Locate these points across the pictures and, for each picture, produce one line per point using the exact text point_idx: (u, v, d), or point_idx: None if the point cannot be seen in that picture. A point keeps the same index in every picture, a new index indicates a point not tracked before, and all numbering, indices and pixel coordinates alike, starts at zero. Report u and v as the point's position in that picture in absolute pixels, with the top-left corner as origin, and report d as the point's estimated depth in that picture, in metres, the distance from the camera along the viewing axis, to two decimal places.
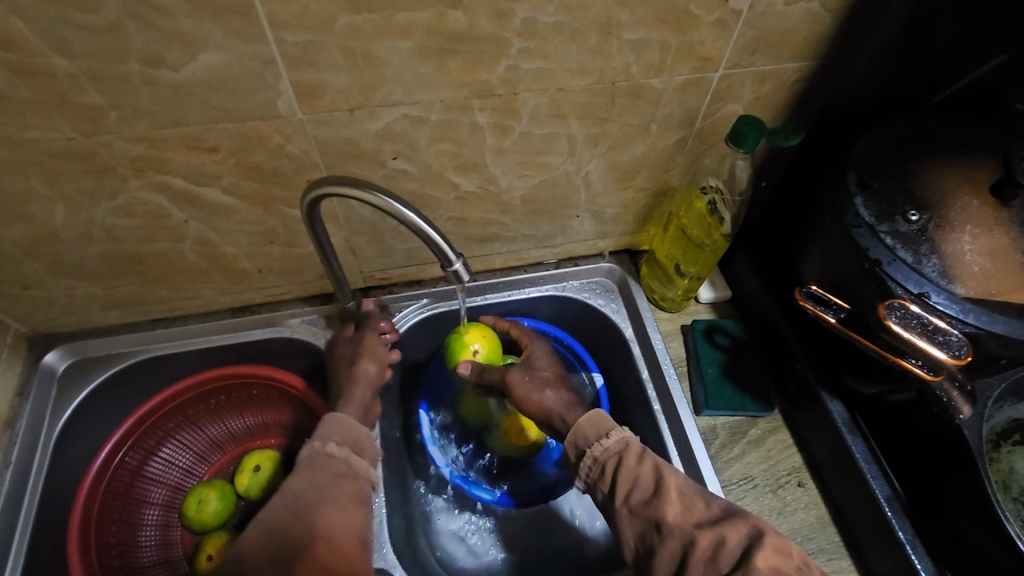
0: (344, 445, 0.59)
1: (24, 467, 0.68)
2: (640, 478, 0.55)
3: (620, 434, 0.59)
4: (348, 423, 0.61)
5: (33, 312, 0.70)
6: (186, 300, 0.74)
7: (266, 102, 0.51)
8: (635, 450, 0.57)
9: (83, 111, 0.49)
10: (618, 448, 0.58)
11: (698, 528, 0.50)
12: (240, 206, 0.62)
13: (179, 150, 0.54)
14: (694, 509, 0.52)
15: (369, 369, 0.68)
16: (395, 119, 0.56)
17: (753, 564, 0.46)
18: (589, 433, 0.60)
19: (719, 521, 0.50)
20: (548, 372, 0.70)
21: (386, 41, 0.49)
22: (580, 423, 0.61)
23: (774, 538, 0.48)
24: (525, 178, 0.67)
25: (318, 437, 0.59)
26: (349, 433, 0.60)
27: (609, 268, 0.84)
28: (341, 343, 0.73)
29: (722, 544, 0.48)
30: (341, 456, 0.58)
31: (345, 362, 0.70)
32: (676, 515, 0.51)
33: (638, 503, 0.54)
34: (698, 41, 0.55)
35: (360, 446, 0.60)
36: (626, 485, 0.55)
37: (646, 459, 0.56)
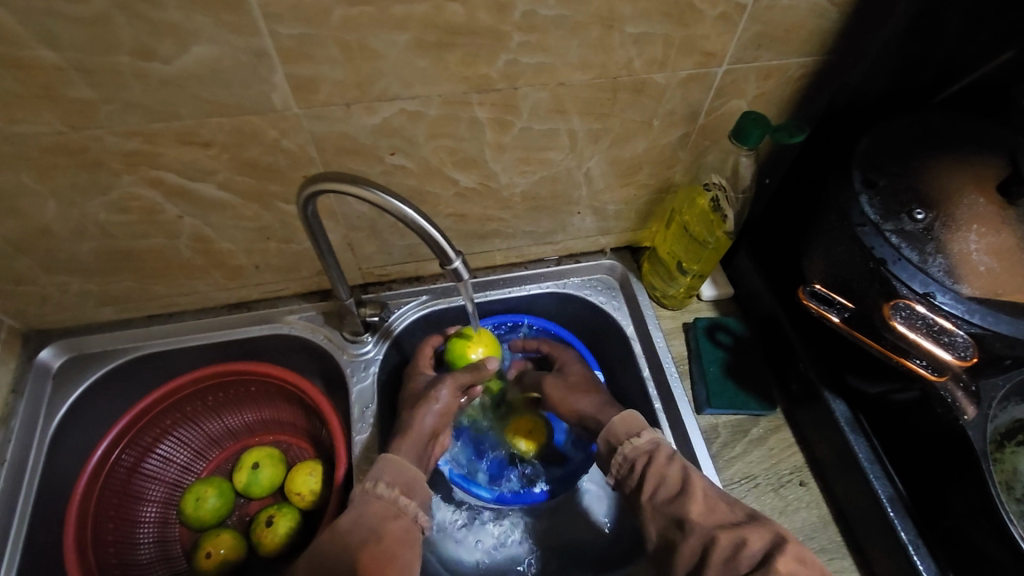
0: (394, 486, 0.59)
1: (19, 464, 0.68)
2: (666, 476, 0.56)
3: (653, 434, 0.61)
4: (400, 463, 0.61)
5: (27, 308, 0.70)
6: (182, 296, 0.74)
7: (260, 95, 0.50)
8: (665, 450, 0.58)
9: (73, 104, 0.48)
10: (649, 447, 0.59)
11: (719, 527, 0.51)
12: (236, 202, 0.61)
13: (172, 145, 0.53)
14: (716, 510, 0.53)
15: (431, 412, 0.67)
16: (392, 114, 0.55)
17: (772, 567, 0.47)
18: (621, 432, 0.62)
19: (740, 524, 0.51)
20: (580, 377, 0.72)
21: (382, 34, 0.47)
22: (613, 422, 0.63)
23: (796, 543, 0.49)
24: (526, 174, 0.66)
25: (371, 477, 0.59)
26: (401, 474, 0.60)
27: (611, 264, 0.83)
28: (418, 379, 0.73)
29: (740, 546, 0.49)
30: (390, 497, 0.58)
31: (414, 398, 0.70)
32: (699, 514, 0.53)
33: (662, 501, 0.55)
34: (701, 36, 0.54)
35: (410, 486, 0.60)
36: (653, 483, 0.56)
37: (676, 460, 0.57)
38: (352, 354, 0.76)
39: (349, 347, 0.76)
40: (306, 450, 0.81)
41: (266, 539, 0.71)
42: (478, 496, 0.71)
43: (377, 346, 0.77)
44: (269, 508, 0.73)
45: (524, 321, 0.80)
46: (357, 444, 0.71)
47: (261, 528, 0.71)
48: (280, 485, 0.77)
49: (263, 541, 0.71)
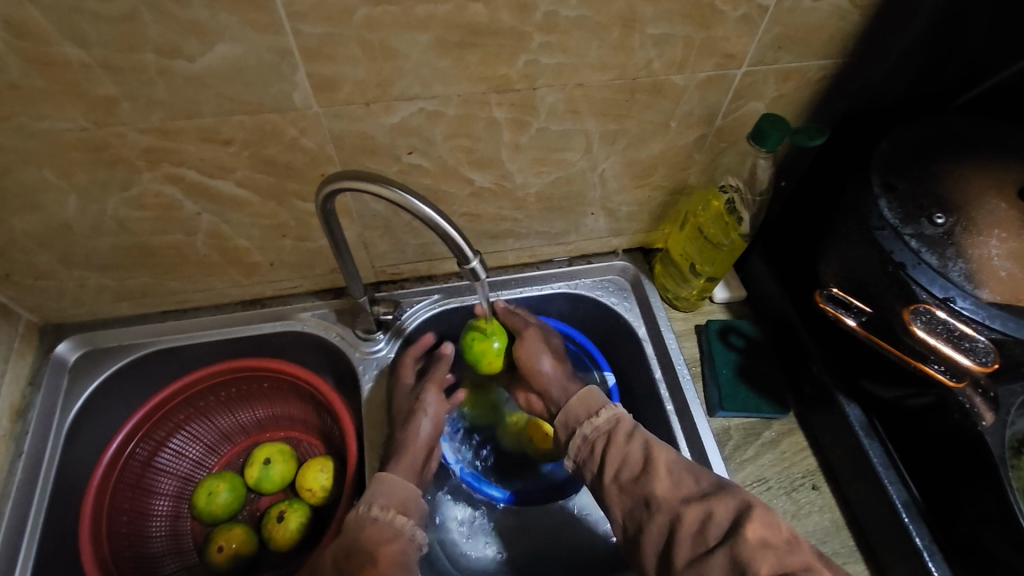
0: (389, 507, 0.59)
1: (36, 457, 0.68)
2: (628, 454, 0.58)
3: (610, 412, 0.62)
4: (393, 482, 0.61)
5: (45, 302, 0.70)
6: (197, 293, 0.74)
7: (282, 94, 0.51)
8: (624, 428, 0.60)
9: (96, 101, 0.48)
10: (608, 426, 0.61)
11: (685, 503, 0.52)
12: (253, 200, 0.61)
13: (193, 142, 0.53)
14: (683, 485, 0.54)
15: (423, 426, 0.67)
16: (411, 114, 0.55)
17: (741, 535, 0.48)
18: (579, 413, 0.63)
19: (707, 495, 0.52)
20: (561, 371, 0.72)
21: (405, 34, 0.48)
22: (570, 403, 0.65)
23: (762, 511, 0.49)
24: (541, 175, 0.66)
25: (366, 499, 0.59)
26: (395, 494, 0.60)
27: (623, 265, 0.83)
28: (398, 391, 0.72)
29: (708, 519, 0.50)
30: (386, 519, 0.58)
31: (403, 416, 0.69)
32: (664, 491, 0.54)
33: (627, 480, 0.56)
34: (722, 37, 0.54)
35: (406, 506, 0.60)
36: (615, 463, 0.58)
37: (635, 436, 0.59)
38: (364, 352, 0.76)
39: (362, 344, 0.76)
40: (317, 446, 0.82)
41: (277, 534, 0.71)
42: (490, 496, 0.72)
43: (390, 344, 0.77)
44: (280, 503, 0.73)
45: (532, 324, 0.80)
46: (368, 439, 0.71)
47: (271, 524, 0.72)
48: (291, 481, 0.78)
49: (274, 536, 0.71)
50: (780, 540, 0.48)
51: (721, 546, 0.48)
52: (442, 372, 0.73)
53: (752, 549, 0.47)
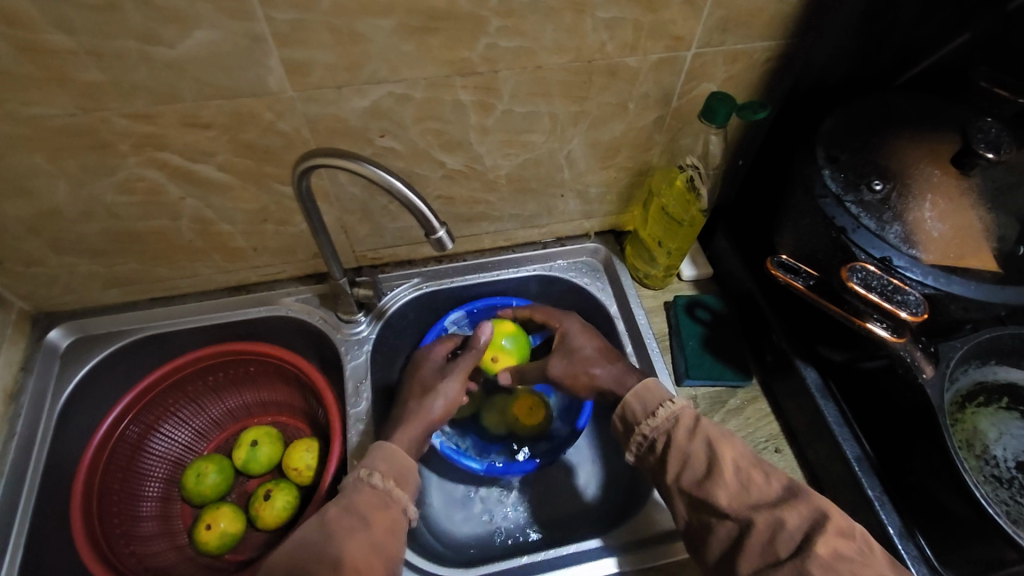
0: (389, 476, 0.59)
1: (29, 437, 0.71)
2: (689, 454, 0.57)
3: (671, 409, 0.61)
4: (393, 452, 0.61)
5: (36, 290, 0.73)
6: (183, 278, 0.77)
7: (257, 79, 0.54)
8: (686, 426, 0.59)
9: (83, 88, 0.52)
10: (667, 425, 0.60)
11: (754, 509, 0.52)
12: (234, 183, 0.64)
13: (175, 127, 0.57)
14: (753, 488, 0.54)
15: (437, 405, 0.69)
16: (381, 97, 0.58)
17: (813, 550, 0.48)
18: (638, 409, 0.63)
19: (778, 501, 0.52)
20: (590, 349, 0.72)
21: (369, 19, 0.51)
22: (626, 400, 0.64)
23: (836, 520, 0.50)
24: (509, 157, 0.70)
25: (370, 463, 0.60)
26: (395, 465, 0.61)
27: (595, 248, 0.87)
28: (427, 364, 0.73)
29: (780, 527, 0.50)
30: (383, 488, 0.58)
31: (419, 390, 0.70)
32: (729, 496, 0.54)
33: (689, 482, 0.57)
34: (669, 21, 0.58)
35: (403, 478, 0.60)
36: (679, 463, 0.58)
37: (697, 433, 0.58)
38: (346, 333, 0.79)
39: (343, 326, 0.79)
40: (303, 429, 0.84)
41: (264, 513, 0.74)
42: (470, 469, 0.73)
43: (371, 326, 0.80)
44: (267, 483, 0.76)
45: (449, 324, 0.82)
46: (352, 417, 0.74)
47: (259, 502, 0.74)
48: (278, 462, 0.80)
49: (261, 514, 0.74)
50: (852, 550, 0.49)
51: (794, 558, 0.48)
52: (471, 362, 0.73)
53: (825, 563, 0.47)
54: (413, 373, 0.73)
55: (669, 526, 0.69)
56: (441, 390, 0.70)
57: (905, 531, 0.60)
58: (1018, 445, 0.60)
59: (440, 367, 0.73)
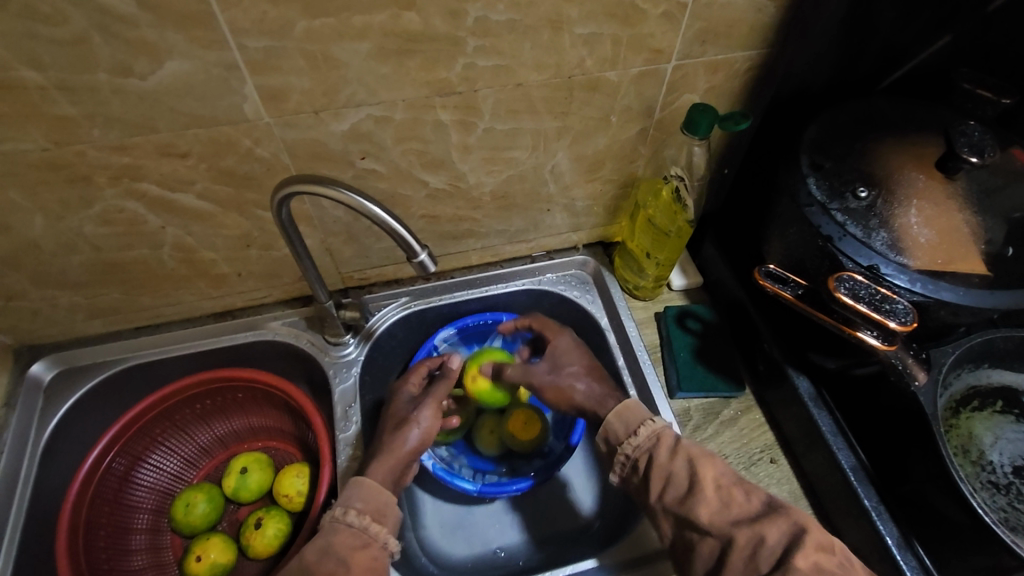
0: (365, 513, 0.57)
1: (13, 474, 0.69)
2: (671, 475, 0.56)
3: (652, 427, 0.60)
4: (370, 487, 0.59)
5: (18, 323, 0.72)
6: (168, 307, 0.76)
7: (233, 106, 0.53)
8: (666, 445, 0.58)
9: (56, 121, 0.50)
10: (649, 444, 0.59)
11: (735, 526, 0.51)
12: (216, 211, 0.63)
13: (152, 156, 0.55)
14: (732, 505, 0.52)
15: (413, 434, 0.65)
16: (360, 120, 0.58)
17: (792, 564, 0.47)
18: (618, 429, 0.62)
19: (758, 517, 0.51)
20: (582, 363, 0.71)
21: (345, 43, 0.51)
22: (608, 420, 0.63)
23: (818, 534, 0.49)
24: (492, 174, 0.69)
25: (346, 499, 0.59)
26: (372, 500, 0.58)
27: (583, 260, 0.86)
28: (399, 399, 0.71)
29: (761, 543, 0.49)
30: (360, 525, 0.56)
31: (395, 422, 0.68)
32: (711, 514, 0.52)
33: (672, 501, 0.55)
34: (648, 34, 0.57)
35: (382, 512, 0.58)
36: (660, 483, 0.56)
37: (678, 452, 0.57)
38: (334, 356, 0.78)
39: (331, 349, 0.78)
40: (294, 453, 0.83)
41: (255, 542, 0.72)
42: (463, 490, 0.72)
43: (359, 347, 0.79)
44: (257, 511, 0.74)
45: (438, 343, 0.81)
46: (341, 441, 0.72)
47: (250, 530, 0.73)
48: (269, 488, 0.79)
49: (251, 543, 0.72)
50: (833, 564, 0.48)
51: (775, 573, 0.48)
52: (444, 390, 0.71)
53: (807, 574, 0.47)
54: (389, 406, 0.71)
55: (657, 545, 0.68)
56: (415, 419, 0.67)
57: (901, 539, 0.59)
58: (1014, 450, 0.60)
59: (415, 398, 0.71)
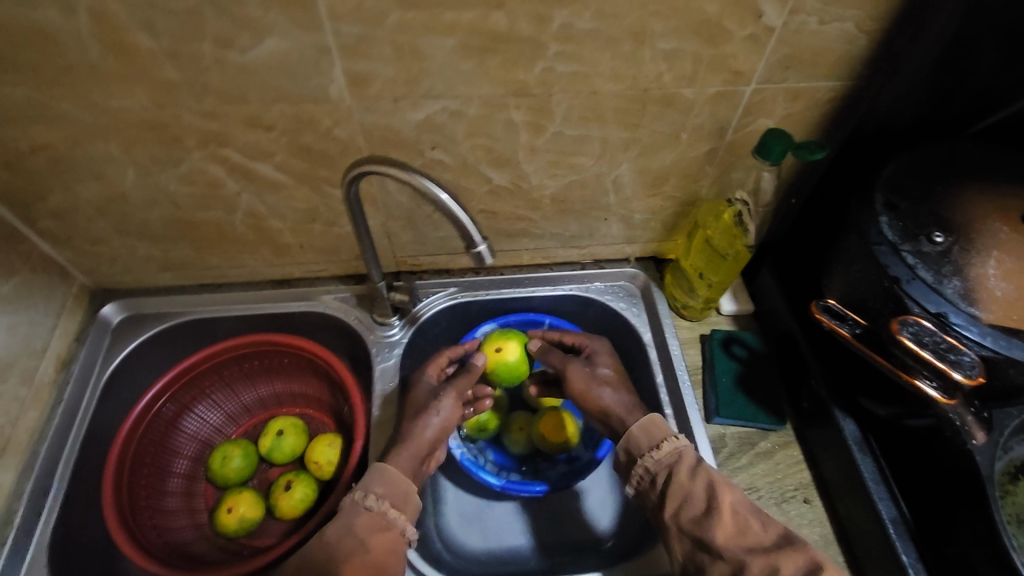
0: (385, 498, 0.59)
1: (74, 403, 0.72)
2: (688, 493, 0.56)
3: (674, 444, 0.61)
4: (393, 474, 0.61)
5: (97, 267, 0.76)
6: (232, 269, 0.79)
7: (321, 87, 0.55)
8: (688, 464, 0.59)
9: (159, 85, 0.53)
10: (670, 459, 0.60)
11: (750, 552, 0.51)
12: (289, 184, 0.66)
13: (239, 126, 0.58)
14: (748, 532, 0.52)
15: (433, 423, 0.66)
16: (435, 111, 0.59)
17: None
18: (641, 442, 0.62)
19: (774, 547, 0.51)
20: (610, 372, 0.71)
21: (432, 37, 0.52)
22: (631, 431, 0.63)
23: (833, 572, 0.48)
24: (556, 177, 0.70)
25: (367, 484, 0.60)
26: (394, 486, 0.60)
27: (633, 273, 0.86)
28: (420, 386, 0.72)
29: (775, 573, 0.48)
30: (380, 510, 0.58)
31: (413, 411, 0.69)
32: (726, 537, 0.52)
33: (687, 520, 0.55)
34: (731, 55, 0.57)
35: (403, 501, 0.60)
36: (677, 501, 0.56)
37: (698, 473, 0.57)
38: (379, 335, 0.80)
39: (378, 328, 0.81)
40: (329, 424, 0.85)
41: (282, 503, 0.74)
42: (487, 483, 0.73)
43: (404, 330, 0.81)
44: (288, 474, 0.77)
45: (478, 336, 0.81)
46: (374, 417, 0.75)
47: (280, 492, 0.75)
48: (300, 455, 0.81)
49: (279, 504, 0.75)
50: None
51: None
52: (466, 384, 0.71)
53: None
54: (410, 392, 0.72)
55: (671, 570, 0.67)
56: (433, 408, 0.68)
57: None
58: None
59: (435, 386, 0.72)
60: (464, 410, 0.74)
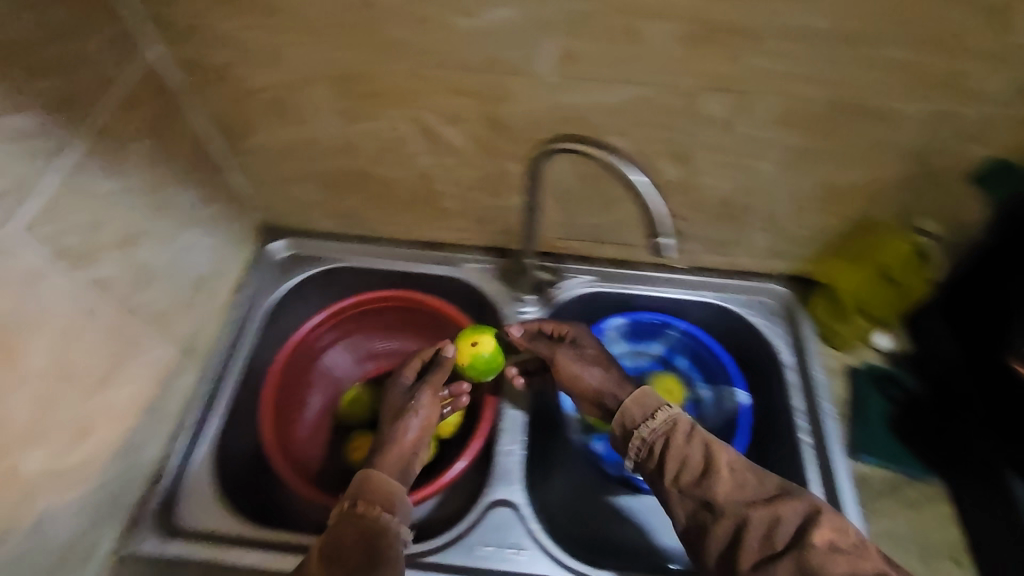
0: (375, 504, 0.57)
1: (241, 323, 0.78)
2: (687, 458, 0.58)
3: (669, 413, 0.61)
4: (376, 478, 0.59)
5: (272, 207, 0.82)
6: (389, 226, 0.84)
7: (531, 60, 0.56)
8: (682, 429, 0.59)
9: (386, 41, 0.56)
10: (664, 427, 0.60)
11: (751, 506, 0.53)
12: (468, 150, 0.68)
13: (443, 89, 0.60)
14: (746, 487, 0.55)
15: (411, 426, 0.65)
16: (630, 97, 0.58)
17: (811, 541, 0.50)
18: (635, 415, 0.62)
19: (773, 499, 0.53)
20: (594, 351, 0.70)
21: (656, 21, 0.52)
22: (625, 403, 0.63)
23: (831, 517, 0.52)
24: (729, 179, 0.68)
25: (352, 495, 0.58)
26: (381, 491, 0.58)
27: (778, 290, 0.83)
28: (396, 390, 0.70)
29: (775, 521, 0.52)
30: (370, 517, 0.56)
31: (393, 414, 0.67)
32: (727, 493, 0.54)
33: (688, 483, 0.56)
34: (962, 71, 0.54)
35: (390, 504, 0.58)
36: (676, 465, 0.58)
37: (694, 437, 0.58)
38: (513, 311, 0.82)
39: (512, 303, 0.83)
40: None
41: None
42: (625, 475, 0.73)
43: (539, 310, 0.83)
44: None
45: (608, 330, 0.83)
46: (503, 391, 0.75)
47: None
48: None
49: None
50: (850, 543, 0.50)
51: (788, 551, 0.50)
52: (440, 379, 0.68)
53: (821, 555, 0.49)
54: (386, 397, 0.70)
55: None
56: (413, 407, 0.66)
57: None
58: None
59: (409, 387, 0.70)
60: (441, 409, 0.69)
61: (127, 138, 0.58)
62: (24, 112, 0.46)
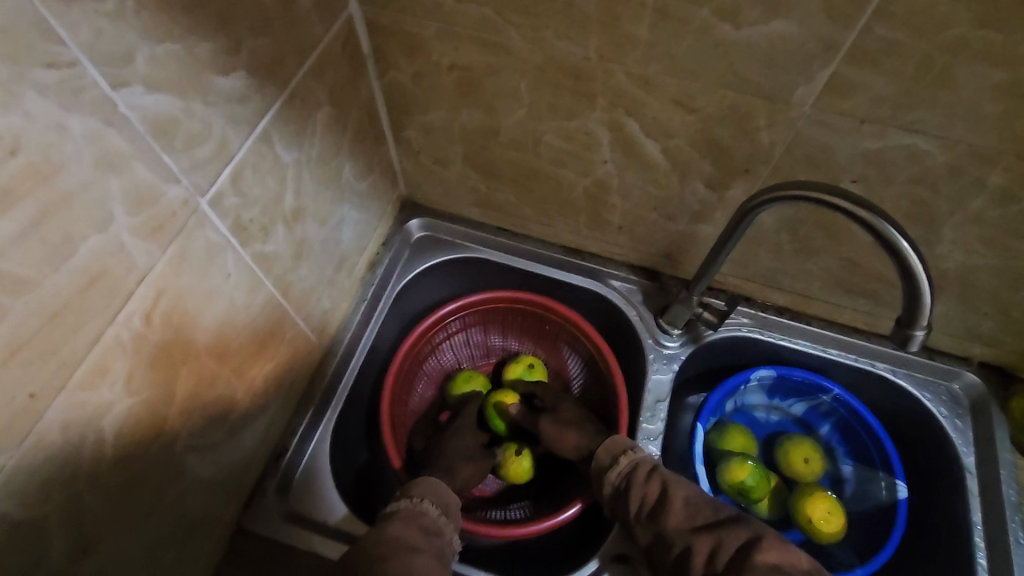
0: (437, 507, 0.58)
1: (375, 303, 0.74)
2: (646, 496, 0.57)
3: (632, 456, 0.61)
4: (438, 485, 0.60)
5: (421, 183, 0.77)
6: (538, 225, 0.77)
7: (789, 84, 0.47)
8: (644, 470, 0.59)
9: (618, 37, 0.48)
10: (628, 470, 0.60)
11: (696, 534, 0.54)
12: (663, 167, 0.59)
13: (664, 99, 0.52)
14: (696, 516, 0.55)
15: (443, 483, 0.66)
16: (896, 146, 0.48)
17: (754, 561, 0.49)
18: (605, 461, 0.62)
19: (720, 525, 0.53)
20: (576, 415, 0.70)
21: (979, 66, 0.41)
22: (596, 455, 0.63)
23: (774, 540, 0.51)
24: (969, 254, 0.57)
25: (418, 491, 0.59)
26: (440, 496, 0.59)
27: (970, 381, 0.72)
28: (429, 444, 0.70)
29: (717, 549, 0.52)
30: (435, 516, 0.57)
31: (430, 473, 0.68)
32: (677, 524, 0.55)
33: (646, 518, 0.57)
34: None
35: (447, 511, 0.59)
36: (636, 504, 0.58)
37: (655, 475, 0.58)
38: (657, 341, 0.74)
39: (657, 332, 0.74)
40: None
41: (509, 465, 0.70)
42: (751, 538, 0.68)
43: (683, 347, 0.74)
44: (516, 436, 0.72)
45: (754, 379, 0.73)
46: (642, 430, 0.70)
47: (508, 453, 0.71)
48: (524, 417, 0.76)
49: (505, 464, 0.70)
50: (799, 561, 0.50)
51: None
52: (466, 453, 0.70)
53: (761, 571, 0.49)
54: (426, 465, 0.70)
55: None
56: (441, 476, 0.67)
57: None
58: None
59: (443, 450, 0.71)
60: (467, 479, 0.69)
61: (314, 104, 0.53)
62: (232, 74, 0.42)
